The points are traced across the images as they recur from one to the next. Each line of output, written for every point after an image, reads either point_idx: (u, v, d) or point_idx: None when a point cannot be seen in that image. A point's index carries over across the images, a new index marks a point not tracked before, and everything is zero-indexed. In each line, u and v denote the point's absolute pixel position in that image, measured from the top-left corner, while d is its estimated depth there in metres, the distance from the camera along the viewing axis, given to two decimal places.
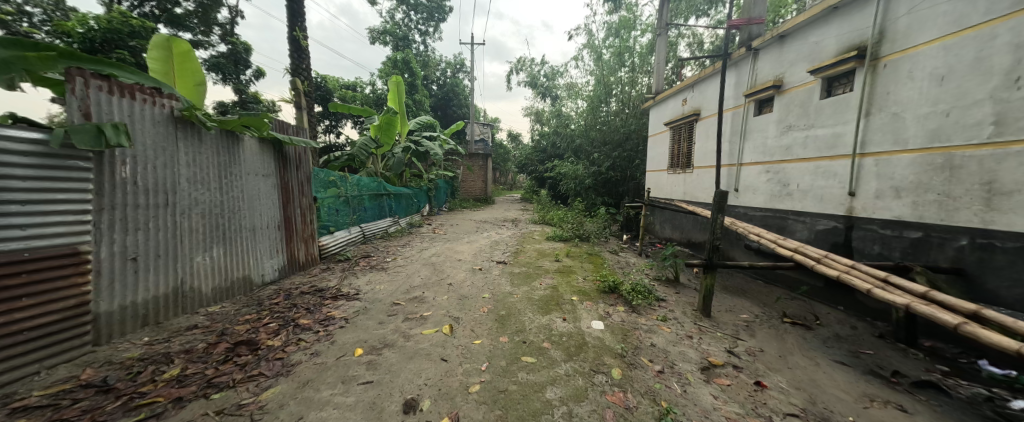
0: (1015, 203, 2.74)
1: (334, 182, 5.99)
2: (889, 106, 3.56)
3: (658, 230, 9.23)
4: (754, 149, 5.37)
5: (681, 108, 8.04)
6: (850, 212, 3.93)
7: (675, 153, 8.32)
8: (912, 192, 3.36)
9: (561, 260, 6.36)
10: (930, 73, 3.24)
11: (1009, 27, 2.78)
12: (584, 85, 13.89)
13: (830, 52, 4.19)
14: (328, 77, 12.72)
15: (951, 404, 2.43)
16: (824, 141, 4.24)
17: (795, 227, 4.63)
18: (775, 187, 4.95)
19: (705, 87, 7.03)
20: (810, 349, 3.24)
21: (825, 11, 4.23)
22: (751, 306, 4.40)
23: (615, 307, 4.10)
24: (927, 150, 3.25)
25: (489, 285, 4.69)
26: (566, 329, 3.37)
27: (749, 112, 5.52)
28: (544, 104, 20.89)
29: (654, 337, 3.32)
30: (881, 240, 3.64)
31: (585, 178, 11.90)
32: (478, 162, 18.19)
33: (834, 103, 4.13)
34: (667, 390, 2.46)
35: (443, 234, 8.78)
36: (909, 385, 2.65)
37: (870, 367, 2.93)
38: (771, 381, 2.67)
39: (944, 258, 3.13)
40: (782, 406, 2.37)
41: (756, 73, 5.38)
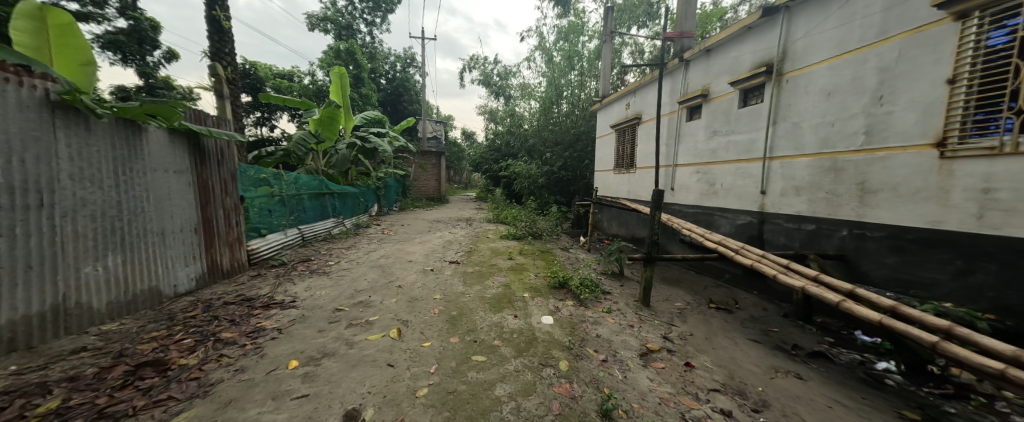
0: (879, 200, 3.29)
1: (266, 180, 5.45)
2: (791, 116, 4.14)
3: (606, 227, 9.75)
4: (686, 152, 5.91)
5: (624, 112, 8.56)
6: (762, 209, 4.49)
7: (620, 154, 8.83)
8: (808, 190, 3.93)
9: (514, 258, 6.44)
10: (820, 90, 3.82)
11: (873, 54, 3.35)
12: (537, 87, 14.30)
13: (746, 67, 4.76)
14: (259, 64, 11.52)
15: (835, 369, 2.89)
16: (743, 146, 4.79)
17: (720, 222, 5.18)
18: (704, 186, 5.49)
19: (645, 93, 7.56)
20: (730, 330, 3.65)
21: (741, 30, 4.78)
22: (684, 295, 4.83)
23: (564, 302, 4.26)
24: (818, 155, 3.82)
25: (441, 286, 4.60)
26: (516, 326, 3.42)
27: (682, 117, 6.05)
28: (498, 103, 21.09)
29: (600, 329, 3.50)
30: (786, 232, 4.20)
31: (539, 178, 11.93)
32: (431, 160, 17.76)
33: (750, 112, 4.68)
34: (610, 378, 2.61)
35: (393, 235, 8.43)
36: (805, 356, 3.11)
37: (776, 343, 3.37)
38: (698, 361, 2.96)
39: (832, 247, 3.68)
40: (706, 383, 2.64)
41: (688, 82, 5.92)
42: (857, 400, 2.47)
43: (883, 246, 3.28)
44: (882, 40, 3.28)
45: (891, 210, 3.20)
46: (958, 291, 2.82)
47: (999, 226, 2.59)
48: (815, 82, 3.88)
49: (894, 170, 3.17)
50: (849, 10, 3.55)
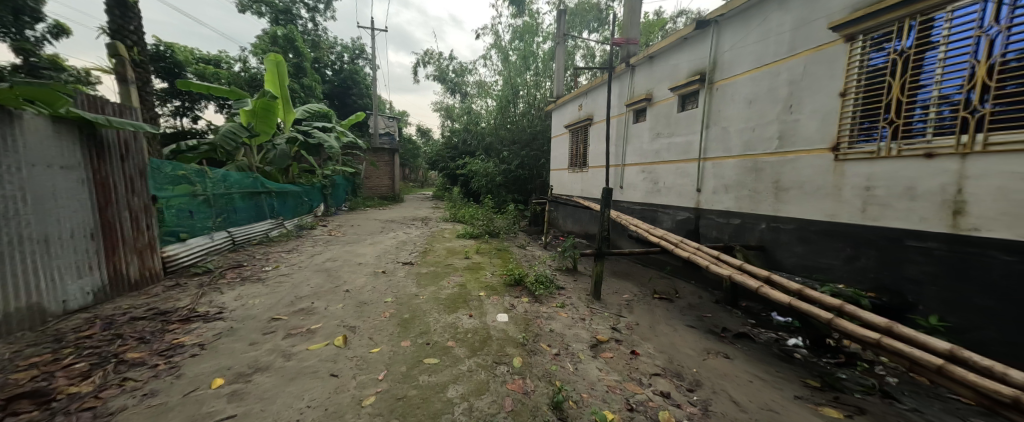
0: (789, 196, 3.75)
1: (187, 177, 4.84)
2: (720, 121, 4.56)
3: (562, 224, 10.04)
4: (634, 152, 6.28)
5: (577, 113, 8.84)
6: (698, 205, 4.91)
7: (574, 153, 9.11)
8: (735, 188, 4.37)
9: (470, 257, 6.38)
10: (744, 98, 4.25)
11: (785, 67, 3.80)
12: (494, 85, 14.41)
13: (683, 74, 5.16)
14: (178, 47, 10.17)
15: (756, 348, 3.25)
16: (681, 147, 5.19)
17: (663, 218, 5.57)
18: (649, 185, 5.87)
19: (596, 95, 7.88)
20: (671, 318, 3.95)
21: (678, 40, 5.17)
22: (631, 287, 5.13)
23: (520, 299, 4.31)
24: (743, 157, 4.26)
25: (393, 288, 4.42)
26: (471, 326, 3.39)
27: (630, 120, 6.43)
28: (454, 100, 20.76)
29: (553, 323, 3.59)
30: (717, 226, 4.64)
31: (496, 176, 12.06)
32: (384, 158, 17.00)
33: (687, 116, 5.09)
34: (561, 371, 2.69)
35: (341, 236, 7.93)
36: (732, 337, 3.47)
37: (709, 327, 3.71)
38: (642, 349, 3.16)
39: (754, 239, 4.13)
40: (649, 368, 2.82)
41: (634, 86, 6.31)
42: (772, 374, 2.79)
43: (793, 237, 3.74)
44: (791, 55, 3.73)
45: (800, 205, 3.65)
46: (848, 274, 3.28)
47: (877, 218, 3.04)
48: (739, 91, 4.32)
49: (801, 171, 3.62)
50: (766, 28, 4.00)
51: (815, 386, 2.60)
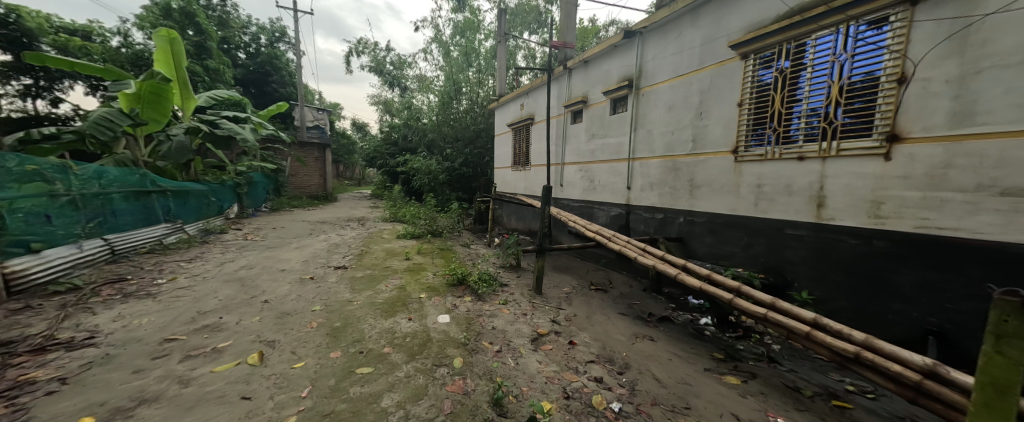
0: (700, 193, 4.24)
1: (39, 172, 3.90)
2: (645, 125, 5.00)
3: (506, 222, 10.14)
4: (573, 151, 6.63)
5: (519, 112, 8.99)
6: (628, 202, 5.33)
7: (517, 152, 9.25)
8: (658, 186, 4.82)
9: (411, 258, 6.13)
10: (664, 104, 4.70)
11: (696, 78, 4.27)
12: (435, 80, 14.00)
13: (614, 79, 5.57)
14: (26, 11, 8.14)
15: (675, 329, 3.62)
16: (613, 148, 5.61)
17: (599, 214, 5.96)
18: (586, 183, 6.28)
19: (536, 95, 8.08)
20: (605, 307, 4.22)
21: (609, 47, 5.55)
22: (570, 280, 5.39)
23: (462, 298, 4.25)
24: (664, 157, 4.71)
25: (323, 295, 4.05)
26: (410, 329, 3.25)
27: (568, 120, 6.80)
28: (393, 94, 19.75)
29: (495, 321, 3.61)
30: (644, 221, 5.08)
31: (439, 174, 11.56)
32: (313, 153, 15.52)
33: (618, 119, 5.51)
34: (502, 367, 2.71)
35: (260, 241, 7.04)
36: (656, 321, 3.82)
37: (638, 313, 4.04)
38: (579, 338, 3.32)
39: (674, 231, 4.60)
40: (585, 356, 2.98)
41: (572, 89, 6.66)
42: (687, 351, 3.13)
43: (704, 229, 4.24)
44: (701, 68, 4.20)
45: (708, 200, 4.15)
46: (745, 259, 3.81)
47: (766, 211, 3.57)
48: (660, 97, 4.76)
49: (710, 170, 4.11)
50: (680, 42, 4.46)
51: (720, 358, 2.98)
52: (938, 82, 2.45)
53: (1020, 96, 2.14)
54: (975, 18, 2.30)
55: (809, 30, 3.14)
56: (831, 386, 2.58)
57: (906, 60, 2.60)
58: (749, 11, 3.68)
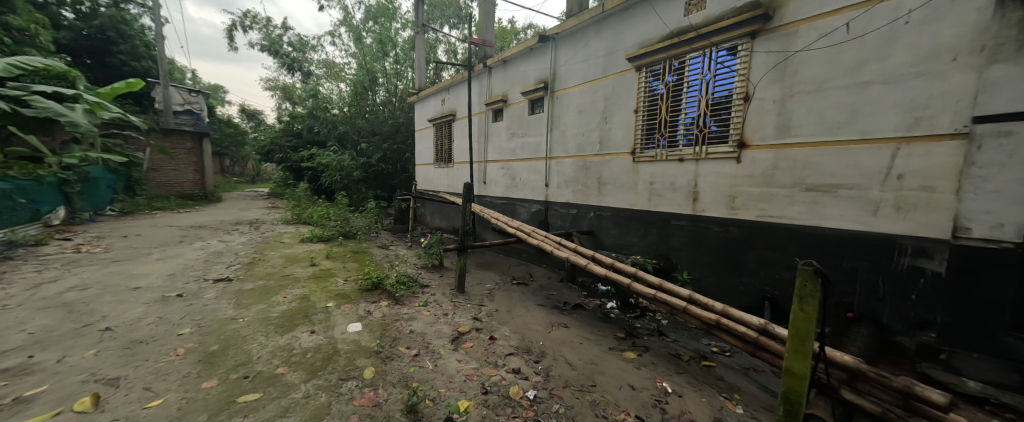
0: (607, 190, 4.69)
1: None
2: (560, 126, 5.33)
3: (429, 220, 9.82)
4: (495, 149, 6.77)
5: (440, 107, 8.75)
6: (547, 198, 5.65)
7: (438, 149, 9.01)
8: (572, 183, 5.19)
9: (318, 264, 5.50)
10: (575, 107, 5.06)
11: (601, 85, 4.67)
12: (345, 68, 12.82)
13: (531, 81, 5.81)
14: None
15: (586, 314, 3.95)
16: (532, 147, 5.87)
17: (521, 210, 6.22)
18: (508, 180, 6.49)
19: (457, 92, 7.96)
20: (525, 300, 4.38)
21: (526, 49, 5.76)
22: (493, 276, 5.48)
23: (378, 303, 3.97)
24: (576, 157, 5.08)
25: (196, 315, 3.36)
26: (313, 343, 2.91)
27: (490, 118, 6.89)
28: (295, 79, 17.47)
29: (413, 324, 3.44)
30: (561, 216, 5.44)
31: (352, 171, 10.68)
32: (185, 143, 12.80)
33: (535, 120, 5.78)
34: (419, 371, 2.60)
35: (103, 253, 5.53)
36: (570, 308, 4.11)
37: (555, 303, 4.30)
38: (499, 333, 3.37)
39: (586, 225, 5.02)
40: (504, 349, 3.04)
41: (492, 87, 6.75)
42: (595, 333, 3.44)
43: (610, 222, 4.70)
44: (605, 77, 4.62)
45: (613, 196, 4.61)
46: (642, 248, 4.33)
47: (656, 204, 4.11)
48: (572, 101, 5.11)
49: (614, 169, 4.56)
50: (588, 50, 4.83)
51: (622, 337, 3.35)
52: (769, 102, 3.10)
53: (816, 116, 2.82)
54: (790, 53, 2.95)
55: (684, 51, 3.68)
56: (704, 350, 3.09)
57: (749, 83, 3.24)
58: (641, 28, 4.16)
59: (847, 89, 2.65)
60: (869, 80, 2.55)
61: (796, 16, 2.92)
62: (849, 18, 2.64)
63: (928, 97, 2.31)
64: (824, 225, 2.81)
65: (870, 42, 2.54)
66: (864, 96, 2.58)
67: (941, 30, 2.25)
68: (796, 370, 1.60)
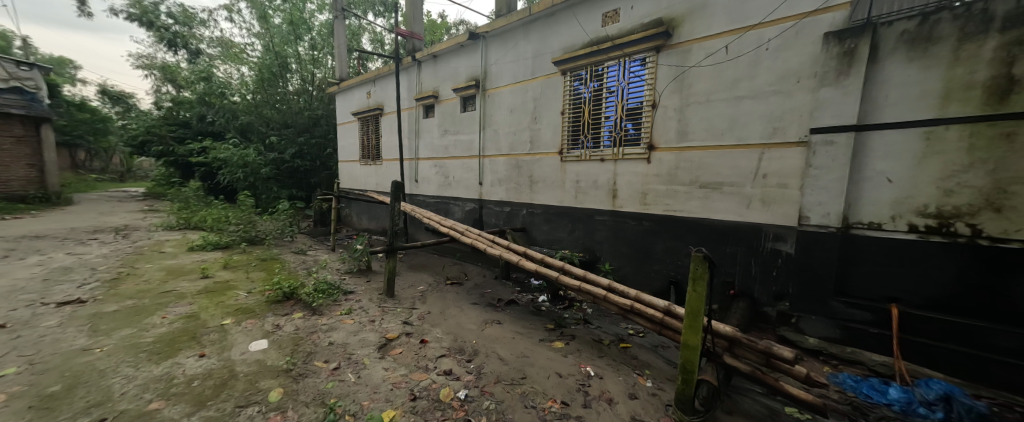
0: (537, 188, 4.86)
1: None
2: (492, 125, 5.37)
3: (355, 222, 9.09)
4: (426, 146, 6.55)
5: (365, 100, 8.15)
6: (480, 197, 5.66)
7: (364, 145, 8.40)
8: (504, 181, 5.28)
9: (214, 275, 4.71)
10: (506, 107, 5.14)
11: (530, 86, 4.81)
12: (247, 49, 11.16)
13: (462, 78, 5.74)
14: None
15: (519, 309, 4.04)
16: (465, 145, 5.83)
17: (455, 209, 6.13)
18: (441, 178, 6.34)
19: (384, 85, 7.51)
20: (459, 300, 4.33)
21: (456, 45, 5.66)
22: (426, 277, 5.30)
23: (291, 315, 3.55)
24: (508, 156, 5.17)
25: (27, 350, 2.62)
26: (203, 369, 2.48)
27: (420, 114, 6.64)
28: (180, 58, 14.67)
29: (333, 335, 3.14)
30: (495, 214, 5.50)
31: (258, 168, 9.35)
32: (13, 130, 9.91)
33: (467, 117, 5.73)
34: (339, 385, 2.39)
35: None
36: (504, 305, 4.17)
37: (488, 300, 4.32)
38: (431, 336, 3.27)
39: (518, 222, 5.15)
40: (436, 352, 2.95)
41: (421, 82, 6.51)
42: (527, 327, 3.54)
43: (541, 219, 4.89)
44: (533, 78, 4.76)
45: (543, 194, 4.80)
46: (570, 242, 4.58)
47: (582, 201, 4.38)
48: (503, 100, 5.18)
49: (543, 168, 4.75)
50: (517, 52, 4.93)
51: (551, 328, 3.50)
52: (671, 109, 3.52)
53: (707, 124, 3.28)
54: (686, 68, 3.39)
55: (603, 59, 3.97)
56: (622, 334, 3.39)
57: (655, 92, 3.64)
58: (566, 34, 4.38)
59: (728, 102, 3.14)
60: (743, 95, 3.05)
61: (689, 35, 3.36)
62: (728, 42, 3.12)
63: (782, 111, 2.85)
64: (713, 217, 3.28)
65: (743, 63, 3.04)
66: (740, 109, 3.08)
67: (791, 58, 2.79)
68: (691, 343, 1.85)
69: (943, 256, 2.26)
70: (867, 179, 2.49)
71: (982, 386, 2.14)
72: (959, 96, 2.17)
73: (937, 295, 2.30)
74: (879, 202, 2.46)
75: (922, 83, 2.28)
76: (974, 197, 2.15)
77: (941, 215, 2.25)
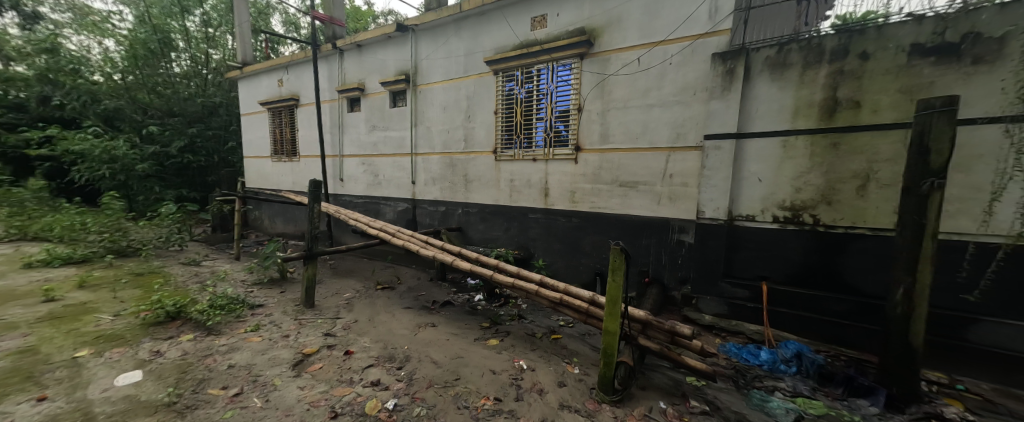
0: (472, 187, 4.83)
1: None
2: (424, 122, 5.19)
3: (266, 226, 8.04)
4: (352, 142, 6.07)
5: (276, 89, 7.23)
6: (414, 196, 5.43)
7: (276, 138, 7.46)
8: (439, 180, 5.14)
9: (65, 298, 3.75)
10: (439, 104, 5.00)
11: (463, 84, 4.75)
12: (110, 17, 8.95)
13: (391, 71, 5.43)
14: None
15: (455, 310, 3.97)
16: (396, 142, 5.54)
17: (386, 210, 5.80)
18: (369, 177, 5.94)
19: (299, 73, 6.75)
20: (391, 305, 4.10)
21: (383, 36, 5.33)
22: (353, 283, 4.91)
23: (177, 338, 2.99)
24: (442, 154, 5.05)
25: None
26: (43, 417, 1.96)
27: (344, 107, 6.12)
28: None
29: (234, 357, 2.73)
30: (429, 214, 5.33)
31: (139, 163, 7.82)
32: None
33: (398, 113, 5.45)
34: (242, 413, 2.08)
35: None
36: (439, 307, 4.06)
37: (423, 304, 4.16)
38: (358, 346, 3.04)
39: (454, 222, 5.06)
40: (362, 362, 2.75)
41: (344, 72, 6.00)
42: (462, 327, 3.50)
43: (476, 218, 4.87)
44: (466, 76, 4.71)
45: (478, 193, 4.79)
46: (505, 240, 4.65)
47: (516, 200, 4.47)
48: (435, 97, 5.03)
49: (478, 167, 4.74)
50: (448, 48, 4.83)
51: (487, 326, 3.51)
52: (593, 113, 3.78)
53: (625, 128, 3.59)
54: (606, 75, 3.67)
55: (531, 61, 4.09)
56: (554, 326, 3.55)
57: (580, 96, 3.87)
58: (496, 35, 4.42)
59: (641, 109, 3.48)
60: (653, 103, 3.41)
61: (608, 46, 3.64)
62: (639, 54, 3.46)
63: (683, 119, 3.25)
64: (631, 213, 3.62)
65: (652, 74, 3.40)
66: (651, 115, 3.43)
67: (689, 73, 3.20)
68: (610, 328, 2.02)
69: (796, 241, 2.80)
70: (745, 178, 2.97)
71: (822, 343, 2.71)
72: (804, 112, 2.71)
73: (793, 272, 2.84)
74: (753, 198, 2.95)
75: (781, 100, 2.79)
76: (816, 193, 2.71)
77: (795, 208, 2.79)
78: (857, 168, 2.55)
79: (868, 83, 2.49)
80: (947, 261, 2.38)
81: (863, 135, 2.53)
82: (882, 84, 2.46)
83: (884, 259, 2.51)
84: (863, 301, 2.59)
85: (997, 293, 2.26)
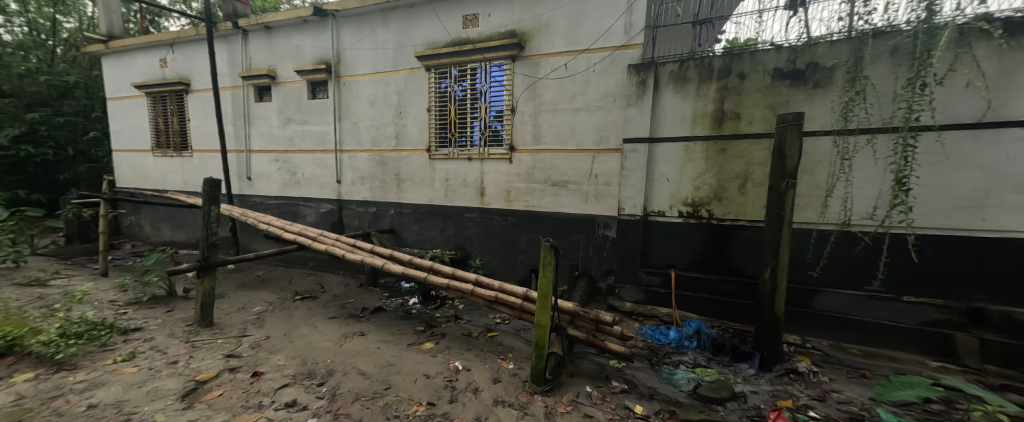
0: (405, 186, 4.62)
1: None
2: (350, 116, 4.81)
3: (147, 233, 6.68)
4: (261, 136, 5.37)
5: (158, 70, 6.05)
6: (340, 197, 5.00)
7: (159, 129, 6.24)
8: (368, 179, 4.81)
9: None
10: (366, 98, 4.68)
11: (393, 79, 4.51)
12: None
13: (308, 59, 4.92)
14: None
15: (387, 316, 3.75)
16: (316, 137, 5.04)
17: (306, 212, 5.25)
18: (285, 175, 5.31)
19: (190, 53, 5.74)
20: (312, 316, 3.72)
21: (297, 19, 4.79)
22: (266, 295, 4.35)
23: (8, 380, 2.33)
24: (372, 151, 4.74)
25: None
26: None
27: (250, 97, 5.37)
28: None
29: (97, 394, 2.22)
30: (358, 216, 4.96)
31: None
32: None
33: (318, 106, 4.96)
34: None
35: None
36: (369, 314, 3.81)
37: (350, 312, 3.86)
38: (269, 365, 2.70)
39: (385, 223, 4.79)
40: (275, 382, 2.45)
41: (250, 57, 5.27)
42: (394, 333, 3.33)
43: (409, 218, 4.67)
44: (395, 70, 4.48)
45: (411, 192, 4.59)
46: (440, 241, 4.54)
47: (451, 200, 4.40)
48: (362, 90, 4.69)
49: (411, 165, 4.55)
50: (375, 39, 4.54)
51: (421, 330, 3.39)
52: (525, 115, 3.90)
53: (555, 130, 3.76)
54: (536, 79, 3.80)
55: (463, 59, 4.05)
56: (490, 324, 3.57)
57: (512, 98, 3.95)
58: (426, 29, 4.28)
59: (569, 112, 3.68)
60: (579, 107, 3.63)
61: (538, 50, 3.78)
62: (566, 61, 3.66)
63: (606, 123, 3.52)
64: (561, 211, 3.81)
65: (577, 80, 3.62)
66: (577, 119, 3.65)
67: (610, 81, 3.47)
68: (542, 322, 2.10)
69: (696, 233, 3.23)
70: (656, 178, 3.34)
71: (716, 320, 3.16)
72: (701, 121, 3.13)
73: (694, 260, 3.27)
74: (663, 196, 3.33)
75: (683, 110, 3.18)
76: (710, 192, 3.15)
77: (694, 204, 3.22)
78: (739, 170, 3.03)
79: (746, 99, 2.98)
80: (799, 246, 2.97)
81: (742, 142, 3.01)
82: (755, 101, 2.96)
83: (758, 246, 3.03)
84: (744, 281, 3.09)
85: (832, 269, 2.89)
